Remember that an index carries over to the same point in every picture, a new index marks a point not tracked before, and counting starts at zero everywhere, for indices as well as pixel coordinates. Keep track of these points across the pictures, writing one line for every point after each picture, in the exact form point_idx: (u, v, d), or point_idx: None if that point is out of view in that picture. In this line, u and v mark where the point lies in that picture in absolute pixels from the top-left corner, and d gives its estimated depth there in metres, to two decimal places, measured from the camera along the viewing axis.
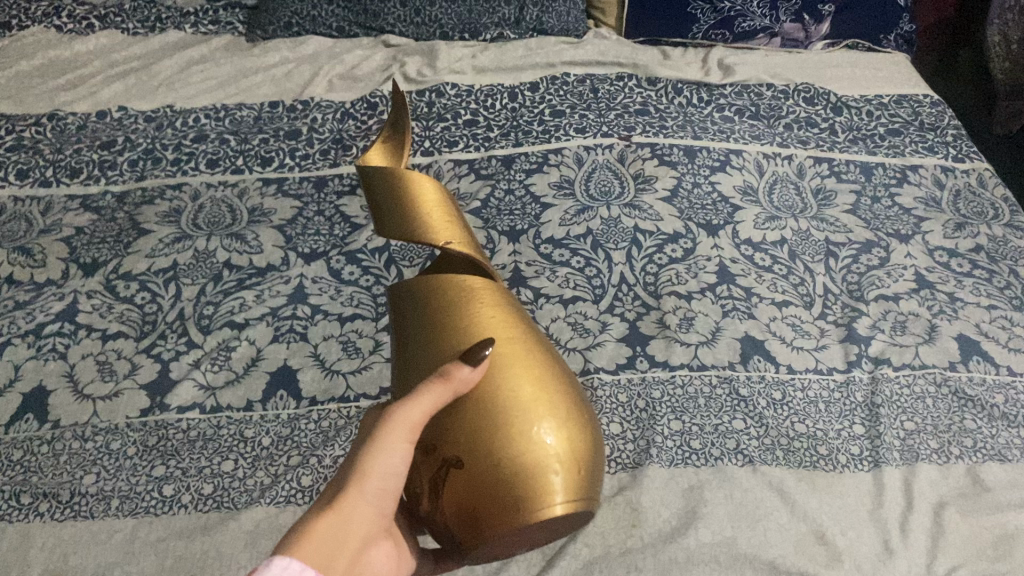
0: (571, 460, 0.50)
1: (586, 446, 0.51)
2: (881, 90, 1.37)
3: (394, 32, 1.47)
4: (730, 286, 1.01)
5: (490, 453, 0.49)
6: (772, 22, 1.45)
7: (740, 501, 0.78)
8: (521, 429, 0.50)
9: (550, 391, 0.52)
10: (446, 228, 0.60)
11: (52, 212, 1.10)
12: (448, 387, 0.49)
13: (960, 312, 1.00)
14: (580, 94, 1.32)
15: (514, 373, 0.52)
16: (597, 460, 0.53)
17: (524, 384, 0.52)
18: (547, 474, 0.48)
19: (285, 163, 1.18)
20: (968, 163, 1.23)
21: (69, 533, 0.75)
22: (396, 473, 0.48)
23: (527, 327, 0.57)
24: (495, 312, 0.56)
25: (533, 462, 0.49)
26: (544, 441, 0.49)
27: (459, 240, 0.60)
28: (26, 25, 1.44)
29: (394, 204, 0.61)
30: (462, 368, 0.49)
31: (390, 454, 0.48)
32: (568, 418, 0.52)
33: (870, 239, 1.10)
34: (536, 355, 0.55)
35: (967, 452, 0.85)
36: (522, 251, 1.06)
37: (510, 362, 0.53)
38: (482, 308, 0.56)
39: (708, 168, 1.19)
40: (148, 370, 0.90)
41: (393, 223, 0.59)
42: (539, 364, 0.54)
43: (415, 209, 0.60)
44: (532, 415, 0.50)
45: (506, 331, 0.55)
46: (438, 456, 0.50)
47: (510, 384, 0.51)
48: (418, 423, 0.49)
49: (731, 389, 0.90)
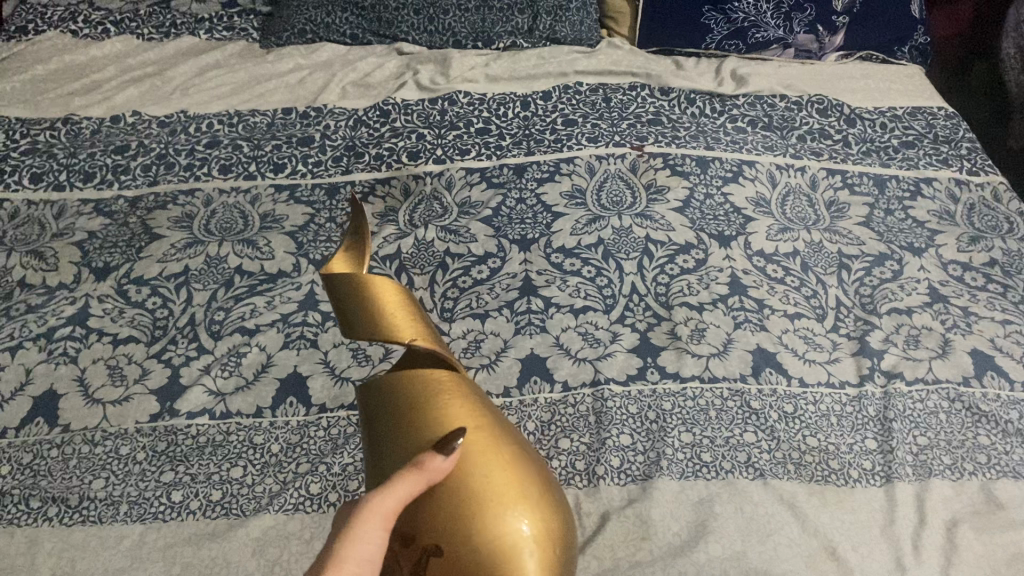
0: (550, 549, 0.44)
1: (563, 534, 0.46)
2: (894, 103, 1.37)
3: (408, 39, 1.47)
4: (742, 298, 1.01)
5: (468, 541, 0.43)
6: (786, 33, 1.45)
7: (751, 515, 0.78)
8: (497, 515, 0.44)
9: (525, 476, 0.47)
10: (408, 322, 0.52)
11: (65, 216, 1.10)
12: (420, 479, 0.43)
13: (974, 326, 0.99)
14: (593, 103, 1.32)
15: (490, 459, 0.46)
16: (572, 553, 0.47)
17: (497, 471, 0.46)
18: (527, 567, 0.43)
19: (297, 170, 1.18)
20: (982, 176, 1.22)
21: (77, 538, 0.75)
22: (373, 561, 0.42)
23: (498, 416, 0.51)
24: (462, 399, 0.50)
25: (512, 551, 0.43)
26: (521, 531, 0.44)
27: (424, 336, 0.51)
28: (42, 30, 1.45)
29: (353, 304, 0.52)
30: (436, 456, 0.43)
31: (366, 542, 0.42)
32: (546, 504, 0.46)
33: (883, 251, 1.09)
34: (508, 440, 0.49)
35: (981, 468, 0.84)
36: (533, 260, 1.06)
37: (482, 447, 0.46)
38: (451, 396, 0.50)
39: (721, 179, 1.19)
40: (159, 375, 0.90)
41: (356, 326, 0.51)
42: (512, 447, 0.48)
43: (377, 305, 0.51)
44: (506, 500, 0.45)
45: (476, 419, 0.49)
46: (416, 546, 0.44)
47: (484, 469, 0.45)
48: (393, 512, 0.43)
49: (743, 402, 0.89)
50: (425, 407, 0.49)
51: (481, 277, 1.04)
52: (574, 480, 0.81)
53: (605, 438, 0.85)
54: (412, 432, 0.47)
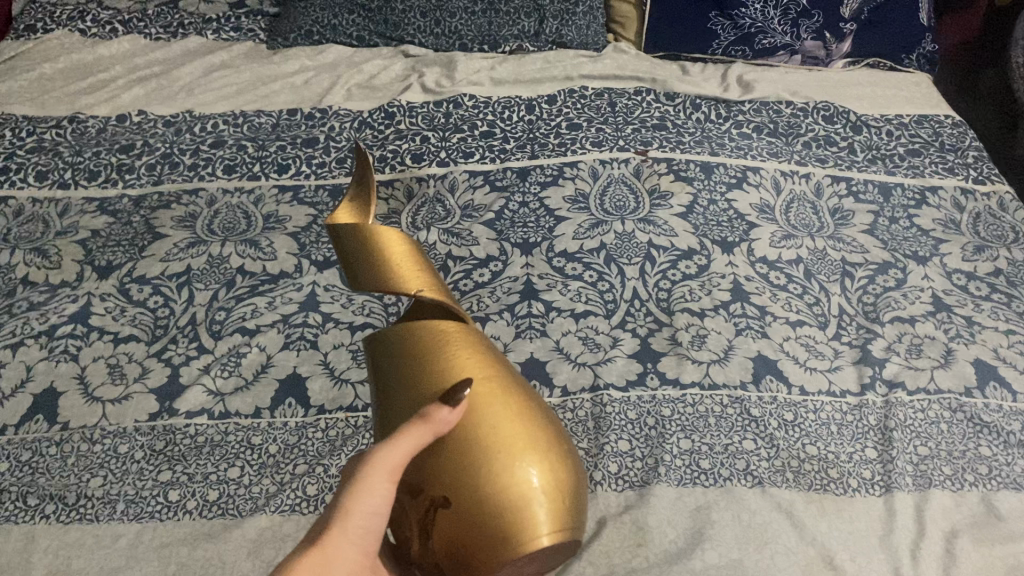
0: (557, 496, 0.48)
1: (570, 478, 0.49)
2: (900, 111, 1.36)
3: (414, 42, 1.47)
4: (744, 305, 1.01)
5: (476, 492, 0.46)
6: (793, 39, 1.44)
7: (749, 522, 0.78)
8: (505, 465, 0.47)
9: (531, 427, 0.50)
10: (415, 275, 0.55)
11: (69, 214, 1.11)
12: (427, 431, 0.47)
13: (977, 336, 0.99)
14: (597, 108, 1.32)
15: (496, 411, 0.49)
16: (581, 496, 0.50)
17: (504, 421, 0.49)
18: (535, 512, 0.46)
19: (301, 171, 1.19)
20: (989, 185, 1.22)
21: (73, 536, 0.75)
22: (377, 513, 0.45)
23: (506, 367, 0.54)
24: (472, 352, 0.53)
25: (518, 500, 0.46)
26: (528, 478, 0.47)
27: (430, 288, 0.55)
28: (50, 28, 1.46)
29: (364, 260, 0.55)
30: (441, 408, 0.47)
31: (373, 495, 0.45)
32: (552, 454, 0.49)
33: (886, 259, 1.09)
34: (515, 392, 0.52)
35: (982, 479, 0.84)
36: (535, 264, 1.05)
37: (489, 401, 0.50)
38: (457, 350, 0.53)
39: (725, 185, 1.18)
40: (158, 374, 0.90)
41: (364, 280, 0.54)
42: (519, 399, 0.51)
43: (385, 260, 0.55)
44: (513, 452, 0.48)
45: (483, 371, 0.52)
46: (425, 497, 0.48)
47: (490, 422, 0.49)
48: (399, 466, 0.46)
49: (743, 409, 0.89)
50: (434, 360, 0.52)
51: (483, 280, 1.03)
52: None
53: (604, 443, 0.85)
54: (422, 385, 0.51)
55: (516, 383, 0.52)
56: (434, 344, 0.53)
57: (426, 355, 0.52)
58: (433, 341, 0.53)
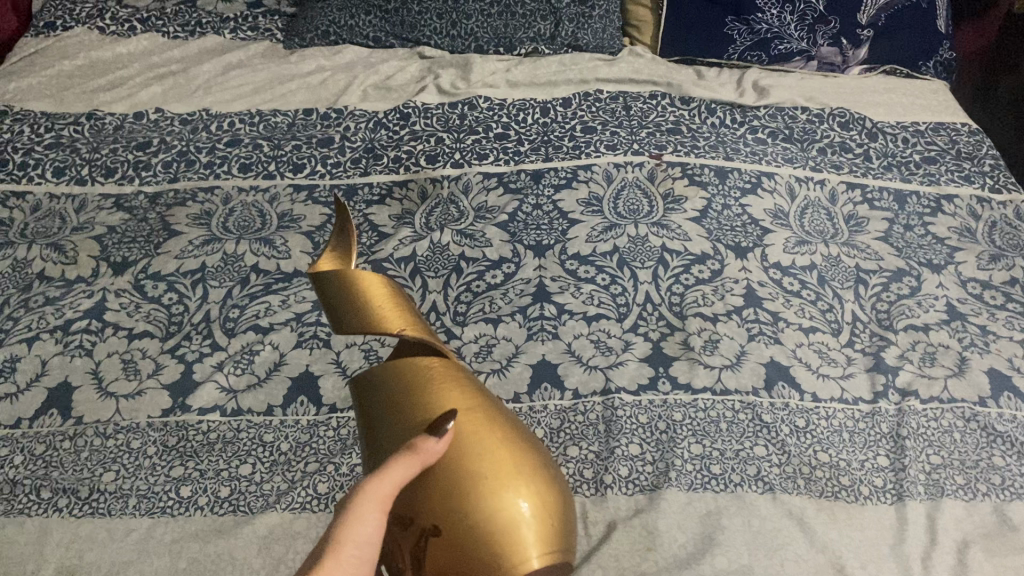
0: (547, 522, 0.46)
1: (559, 503, 0.48)
2: (916, 118, 1.36)
3: (430, 44, 1.47)
4: (757, 310, 1.00)
5: (464, 517, 0.45)
6: (810, 45, 1.43)
7: (758, 529, 0.77)
8: (494, 492, 0.46)
9: (517, 453, 0.48)
10: (397, 313, 0.53)
11: (86, 210, 1.11)
12: (415, 463, 0.45)
13: (992, 345, 0.98)
14: (612, 111, 1.32)
15: (482, 439, 0.48)
16: (570, 520, 0.49)
17: (490, 449, 0.47)
18: (525, 538, 0.45)
19: (316, 170, 1.19)
20: (1005, 194, 1.21)
21: (85, 530, 0.76)
22: (372, 543, 0.41)
23: (490, 398, 0.53)
24: (457, 384, 0.52)
25: (507, 526, 0.45)
26: (517, 505, 0.45)
27: (413, 329, 0.52)
28: (70, 26, 1.47)
29: (345, 304, 0.53)
30: (428, 439, 0.45)
31: (364, 523, 0.41)
32: (540, 480, 0.48)
33: (900, 267, 1.09)
34: (501, 421, 0.50)
35: (995, 489, 0.83)
36: (548, 266, 1.05)
37: (476, 430, 0.48)
38: (442, 387, 0.51)
39: (739, 190, 1.18)
40: (172, 370, 0.91)
41: (346, 324, 0.52)
42: (506, 429, 0.50)
43: (366, 303, 0.52)
44: (501, 478, 0.46)
45: (467, 401, 0.50)
46: (415, 527, 0.46)
47: (477, 448, 0.47)
48: (389, 495, 0.43)
49: (755, 415, 0.89)
50: (421, 395, 0.50)
51: (495, 281, 1.04)
52: (582, 488, 0.81)
53: (615, 447, 0.85)
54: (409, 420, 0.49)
55: (500, 413, 0.51)
56: (421, 381, 0.51)
57: (414, 391, 0.51)
58: (417, 378, 0.52)
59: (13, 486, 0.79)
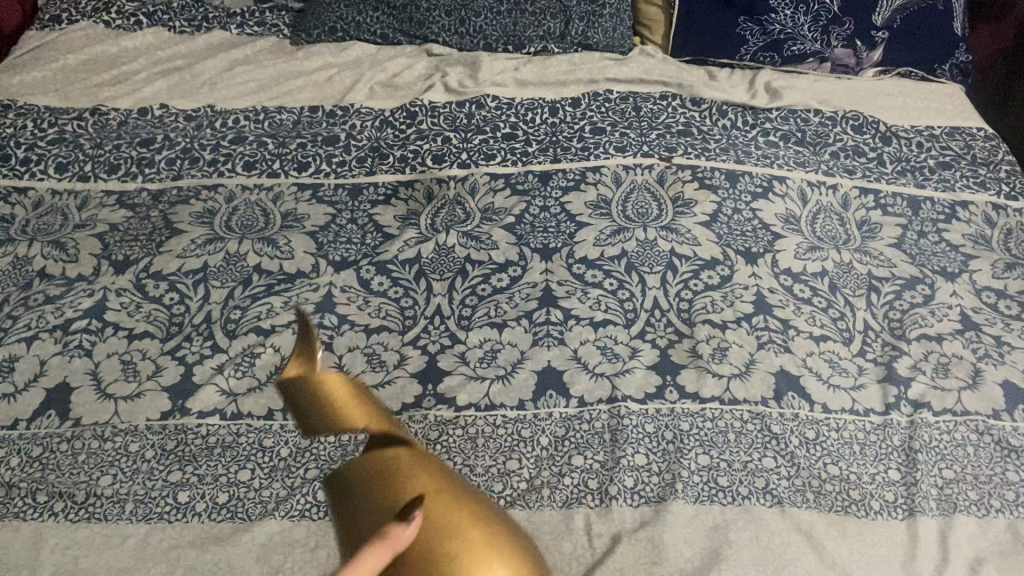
0: None
1: None
2: (931, 121, 1.33)
3: (438, 41, 1.45)
4: (767, 317, 0.99)
5: None
6: (823, 47, 1.41)
7: (766, 543, 0.76)
8: None
9: (502, 550, 0.39)
10: (359, 403, 0.43)
11: (88, 207, 1.10)
12: (383, 551, 0.37)
13: (1006, 357, 0.96)
14: (622, 111, 1.30)
15: (460, 534, 0.38)
16: None
17: (466, 539, 0.38)
18: None
19: (322, 169, 1.18)
20: (1021, 201, 1.19)
21: (81, 535, 0.75)
22: None
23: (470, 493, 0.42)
24: (426, 481, 0.41)
25: None
26: None
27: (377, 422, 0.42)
28: (75, 19, 1.46)
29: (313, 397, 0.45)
30: (397, 523, 0.37)
31: None
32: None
33: (914, 275, 1.07)
34: (481, 515, 0.40)
35: (1009, 506, 0.82)
36: (555, 270, 1.04)
37: (448, 521, 0.39)
38: (412, 481, 0.41)
39: (750, 195, 1.16)
40: (172, 372, 0.89)
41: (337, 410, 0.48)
42: (485, 520, 0.40)
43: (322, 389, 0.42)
44: (476, 562, 0.37)
45: (438, 490, 0.40)
46: None
47: (454, 542, 0.38)
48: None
49: (764, 426, 0.87)
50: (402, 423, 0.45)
51: (501, 285, 1.02)
52: (587, 499, 0.79)
53: (620, 457, 0.83)
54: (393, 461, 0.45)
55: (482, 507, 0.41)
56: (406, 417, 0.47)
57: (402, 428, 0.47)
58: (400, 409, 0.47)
59: (9, 489, 0.78)
